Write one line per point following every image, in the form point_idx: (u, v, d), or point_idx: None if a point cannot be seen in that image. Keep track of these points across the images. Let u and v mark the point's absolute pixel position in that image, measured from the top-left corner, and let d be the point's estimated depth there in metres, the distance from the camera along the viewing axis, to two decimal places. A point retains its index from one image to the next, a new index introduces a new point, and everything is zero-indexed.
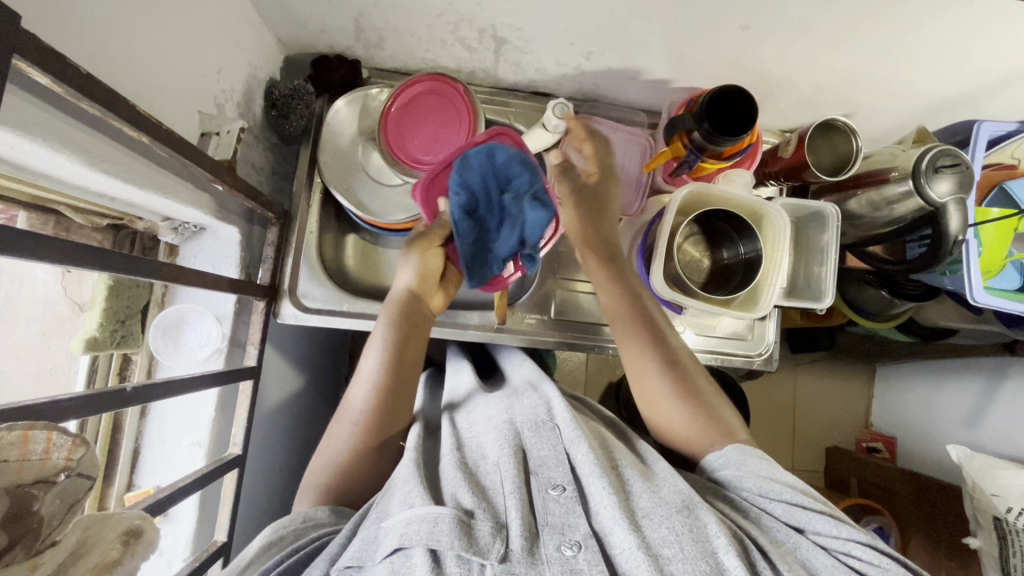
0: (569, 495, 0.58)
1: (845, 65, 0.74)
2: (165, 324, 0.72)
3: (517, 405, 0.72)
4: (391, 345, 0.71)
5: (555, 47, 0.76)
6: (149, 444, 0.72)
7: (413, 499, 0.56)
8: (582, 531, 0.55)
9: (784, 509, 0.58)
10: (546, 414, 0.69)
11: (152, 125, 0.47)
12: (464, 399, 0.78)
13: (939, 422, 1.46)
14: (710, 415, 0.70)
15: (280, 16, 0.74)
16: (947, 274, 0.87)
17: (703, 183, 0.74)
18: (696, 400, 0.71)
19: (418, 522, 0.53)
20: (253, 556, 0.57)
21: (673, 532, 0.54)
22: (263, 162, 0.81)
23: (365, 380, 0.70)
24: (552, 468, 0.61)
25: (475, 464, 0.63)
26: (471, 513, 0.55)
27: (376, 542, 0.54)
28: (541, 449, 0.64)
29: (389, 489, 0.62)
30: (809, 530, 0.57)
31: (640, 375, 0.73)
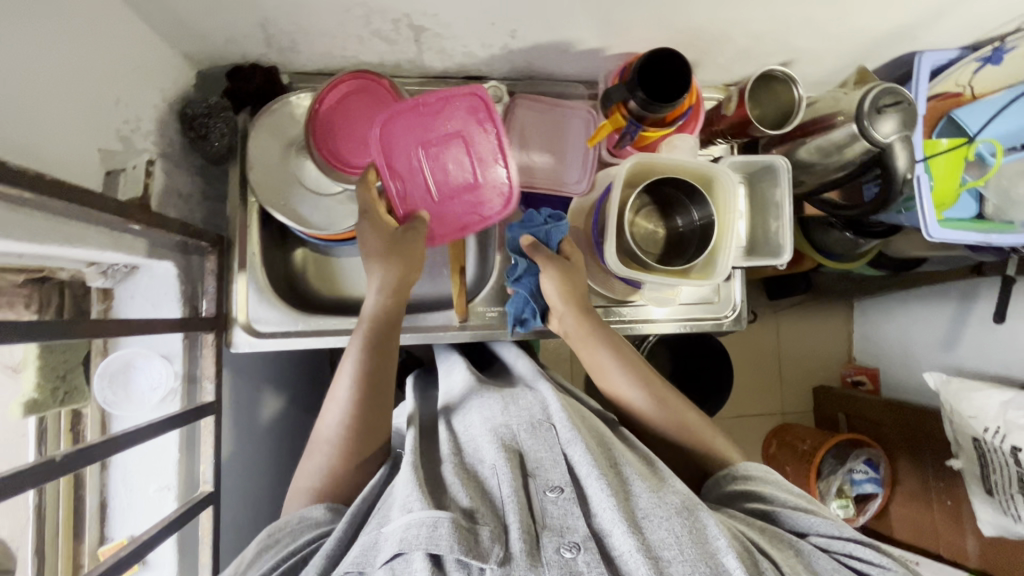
0: (568, 496, 0.58)
1: (778, 12, 0.71)
2: (112, 369, 0.69)
3: (515, 407, 0.70)
4: (370, 342, 0.70)
5: (477, 29, 0.72)
6: (116, 494, 0.70)
7: (412, 504, 0.55)
8: (581, 532, 0.54)
9: (789, 512, 0.61)
10: (543, 414, 0.69)
11: (33, 178, 0.43)
12: (460, 401, 0.76)
13: (919, 349, 1.49)
14: (670, 411, 0.74)
15: (180, 33, 0.69)
16: (903, 212, 0.86)
17: (645, 154, 0.73)
18: (679, 421, 0.74)
19: (418, 527, 0.52)
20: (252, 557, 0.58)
21: (673, 534, 0.54)
22: (190, 188, 0.77)
23: (345, 379, 0.69)
24: (550, 469, 0.61)
25: (475, 468, 0.62)
26: (475, 517, 0.55)
27: (376, 548, 0.53)
28: (539, 451, 0.63)
29: (388, 497, 0.60)
30: (811, 533, 0.60)
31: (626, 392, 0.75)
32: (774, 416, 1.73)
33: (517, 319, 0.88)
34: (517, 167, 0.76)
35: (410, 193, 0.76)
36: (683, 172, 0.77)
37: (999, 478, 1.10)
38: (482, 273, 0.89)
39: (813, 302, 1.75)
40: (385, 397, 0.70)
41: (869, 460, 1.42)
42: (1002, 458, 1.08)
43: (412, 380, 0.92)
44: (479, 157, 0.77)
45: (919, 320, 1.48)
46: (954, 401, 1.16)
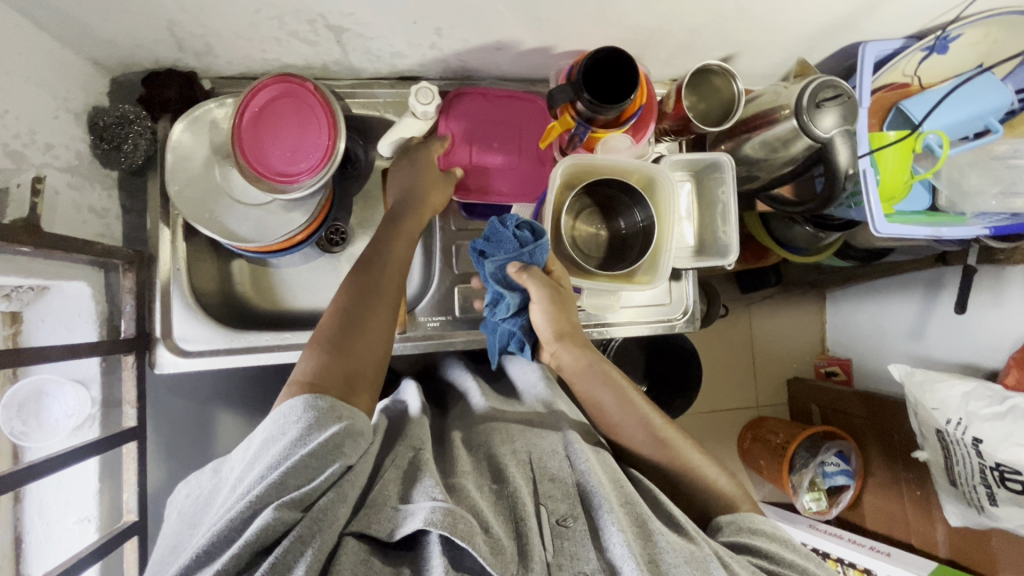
0: (579, 529, 0.56)
1: (712, 5, 0.68)
2: (20, 399, 0.65)
3: (533, 437, 0.67)
4: (359, 291, 0.67)
5: (400, 29, 0.69)
6: (31, 529, 0.66)
7: (435, 492, 0.52)
8: (592, 565, 0.53)
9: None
10: (559, 446, 0.65)
11: None
12: (477, 416, 0.74)
13: (887, 339, 1.48)
14: (665, 445, 0.70)
15: (81, 40, 0.65)
16: (853, 207, 0.85)
17: (581, 157, 0.70)
18: (681, 462, 0.69)
19: (440, 514, 0.49)
20: (257, 455, 0.53)
21: None
22: (106, 203, 0.73)
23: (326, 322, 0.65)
24: (559, 499, 0.59)
25: (497, 482, 0.59)
26: (493, 531, 0.52)
27: (394, 519, 0.51)
28: (553, 478, 0.61)
29: (405, 472, 0.57)
30: None
31: (625, 424, 0.71)
32: (749, 410, 1.72)
33: (462, 328, 0.85)
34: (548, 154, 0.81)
35: (451, 156, 0.81)
36: (625, 173, 0.75)
37: (961, 470, 1.09)
38: (425, 281, 0.86)
39: (784, 294, 1.74)
40: (371, 329, 0.65)
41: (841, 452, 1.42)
42: (963, 449, 1.07)
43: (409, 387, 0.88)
44: (519, 139, 0.81)
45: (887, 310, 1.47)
46: (918, 393, 1.14)
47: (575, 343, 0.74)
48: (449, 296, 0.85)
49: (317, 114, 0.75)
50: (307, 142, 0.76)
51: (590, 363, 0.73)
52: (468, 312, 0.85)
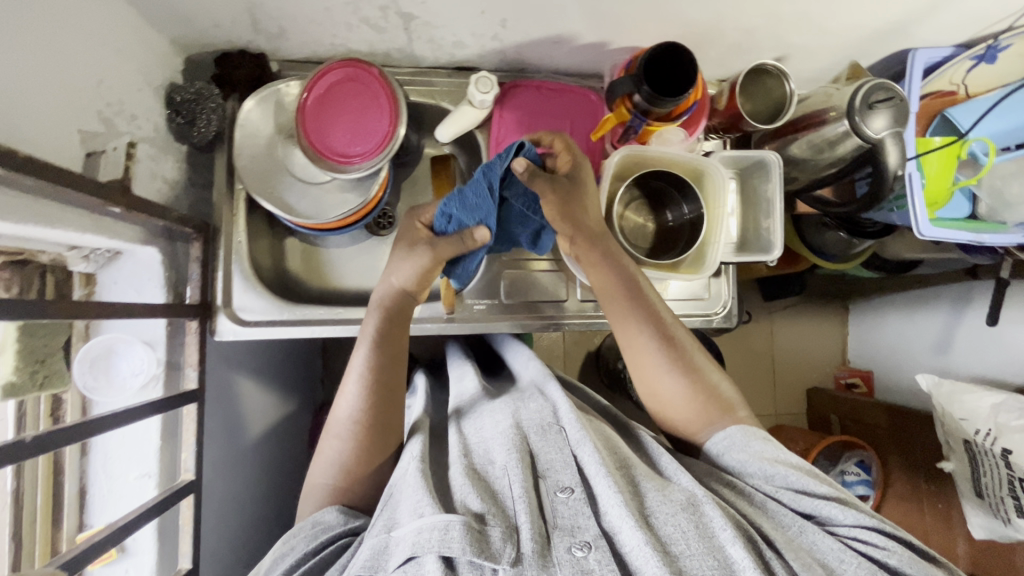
0: (578, 497, 0.58)
1: (769, 6, 0.70)
2: (93, 355, 0.69)
3: (523, 410, 0.70)
4: (378, 339, 0.71)
5: (466, 18, 0.72)
6: (95, 482, 0.69)
7: (422, 508, 0.54)
8: (591, 531, 0.54)
9: (790, 497, 0.60)
10: (552, 417, 0.68)
11: (7, 156, 0.43)
12: (470, 406, 0.76)
13: (914, 352, 1.46)
14: (707, 392, 0.70)
15: (166, 18, 0.68)
16: (895, 210, 0.86)
17: (636, 148, 0.72)
18: (692, 373, 0.70)
19: (430, 531, 0.52)
20: (269, 565, 0.59)
21: (680, 529, 0.54)
22: (176, 174, 0.76)
23: (353, 386, 0.70)
24: (560, 470, 0.61)
25: (484, 468, 0.62)
26: (484, 517, 0.54)
27: (387, 552, 0.53)
28: (549, 453, 0.63)
29: (394, 498, 0.61)
30: (818, 516, 0.59)
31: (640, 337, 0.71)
32: (768, 417, 1.72)
33: (505, 312, 0.87)
34: (597, 147, 0.84)
35: (502, 144, 0.83)
36: (675, 167, 0.78)
37: (989, 481, 1.09)
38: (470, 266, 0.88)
39: (807, 304, 1.74)
40: (394, 398, 0.71)
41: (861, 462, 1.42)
42: (992, 460, 1.07)
43: (422, 382, 0.92)
44: (569, 133, 0.84)
45: (911, 325, 1.47)
46: (946, 403, 1.15)
47: (594, 244, 0.71)
48: (494, 281, 0.88)
49: (386, 109, 0.78)
50: (371, 131, 0.79)
51: (608, 260, 0.71)
52: (512, 297, 0.87)
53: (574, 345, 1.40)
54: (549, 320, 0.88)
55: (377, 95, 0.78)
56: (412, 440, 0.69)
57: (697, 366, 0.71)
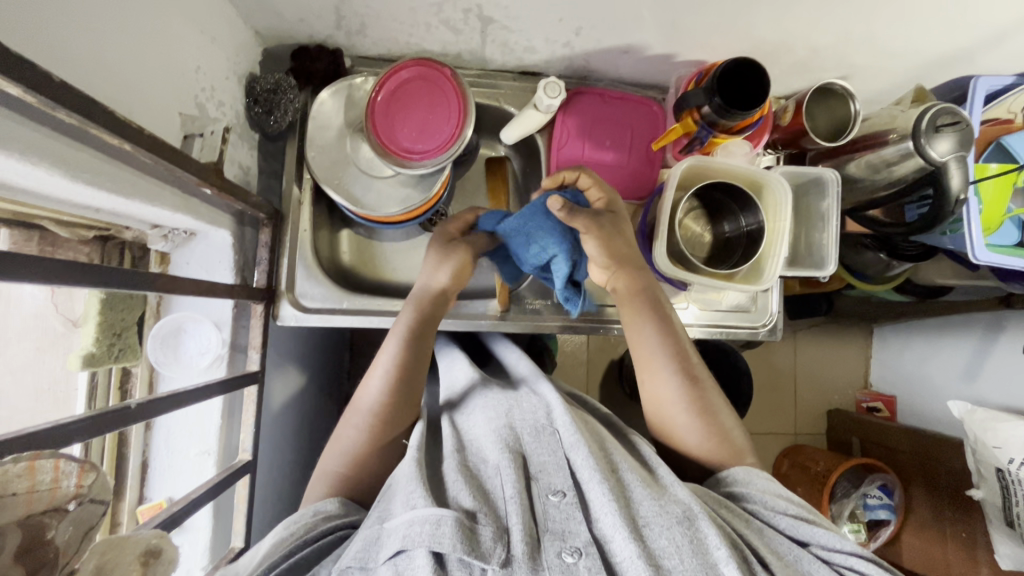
0: (570, 501, 0.57)
1: (841, 26, 0.72)
2: (165, 333, 0.70)
3: (517, 409, 0.68)
4: (410, 334, 0.71)
5: (544, 25, 0.74)
6: (157, 456, 0.71)
7: (415, 500, 0.54)
8: (582, 538, 0.53)
9: (790, 522, 0.59)
10: (546, 418, 0.66)
11: (132, 131, 0.45)
12: (463, 397, 0.74)
13: (936, 378, 1.46)
14: (715, 430, 0.69)
15: (255, 9, 0.70)
16: (948, 234, 0.87)
17: (701, 157, 0.74)
18: (710, 416, 0.69)
19: (421, 525, 0.51)
20: (264, 554, 0.55)
21: (674, 543, 0.53)
22: (249, 161, 0.78)
23: (380, 372, 0.69)
24: (553, 473, 0.59)
25: (476, 467, 0.61)
26: (475, 516, 0.53)
27: (378, 543, 0.53)
28: (541, 454, 0.62)
29: (390, 489, 0.60)
30: (811, 543, 0.58)
31: (660, 372, 0.71)
32: (787, 437, 1.68)
33: (557, 313, 0.89)
34: (655, 156, 0.85)
35: (563, 148, 0.85)
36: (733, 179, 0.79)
37: (1022, 511, 1.07)
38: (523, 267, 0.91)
39: (830, 325, 1.71)
40: (417, 391, 0.70)
41: (884, 485, 1.37)
42: None
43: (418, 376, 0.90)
44: (630, 141, 0.85)
45: (939, 352, 1.45)
46: (979, 431, 1.13)
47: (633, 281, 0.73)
48: (547, 283, 0.89)
49: (455, 109, 0.79)
50: (438, 130, 0.80)
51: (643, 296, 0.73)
52: (564, 298, 0.89)
53: (598, 351, 1.41)
54: (598, 323, 0.89)
55: (449, 96, 0.79)
56: (414, 427, 0.69)
57: (715, 409, 0.70)
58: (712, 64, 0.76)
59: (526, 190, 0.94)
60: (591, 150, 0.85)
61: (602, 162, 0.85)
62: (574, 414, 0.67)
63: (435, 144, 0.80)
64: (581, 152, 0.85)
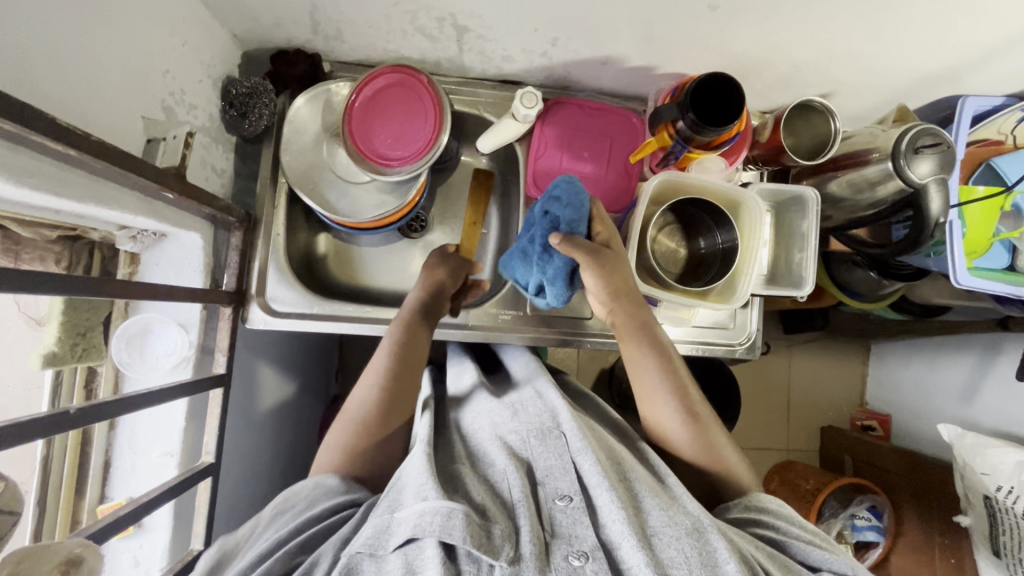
0: (576, 506, 0.55)
1: (820, 43, 0.71)
2: (130, 332, 0.70)
3: (522, 413, 0.67)
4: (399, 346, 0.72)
5: (519, 35, 0.73)
6: (120, 456, 0.71)
7: (426, 492, 0.53)
8: (589, 542, 0.52)
9: (801, 547, 0.58)
10: (552, 421, 0.64)
11: (78, 137, 0.45)
12: (467, 397, 0.77)
13: (933, 401, 1.41)
14: (714, 456, 0.68)
15: (231, 13, 0.71)
16: (931, 256, 0.84)
17: (674, 173, 0.73)
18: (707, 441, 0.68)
19: (432, 515, 0.50)
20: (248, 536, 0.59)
21: (682, 554, 0.51)
22: (224, 164, 0.79)
23: (374, 370, 0.71)
24: (559, 477, 0.58)
25: (485, 471, 0.60)
26: (488, 515, 0.53)
27: (388, 532, 0.51)
28: (547, 458, 0.60)
29: (399, 481, 0.58)
30: (824, 570, 0.56)
31: (657, 405, 0.69)
32: (779, 452, 1.66)
33: (531, 325, 0.88)
34: (633, 169, 0.84)
35: (541, 158, 0.84)
36: (712, 195, 0.78)
37: (1008, 541, 1.03)
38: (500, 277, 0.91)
39: (826, 341, 1.68)
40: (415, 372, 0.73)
41: (873, 507, 1.32)
42: (1013, 519, 1.02)
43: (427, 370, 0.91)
44: (609, 153, 0.85)
45: (933, 373, 1.42)
46: (968, 456, 1.10)
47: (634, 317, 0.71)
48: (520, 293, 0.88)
49: (434, 117, 0.79)
50: (415, 138, 0.80)
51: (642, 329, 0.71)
52: (538, 310, 0.88)
53: (586, 360, 1.40)
54: (571, 336, 0.88)
55: (427, 103, 0.79)
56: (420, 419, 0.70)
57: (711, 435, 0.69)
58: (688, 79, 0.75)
59: (506, 200, 0.93)
60: (567, 161, 0.84)
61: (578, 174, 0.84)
62: (581, 419, 0.65)
63: (413, 152, 0.80)
64: (559, 163, 0.84)
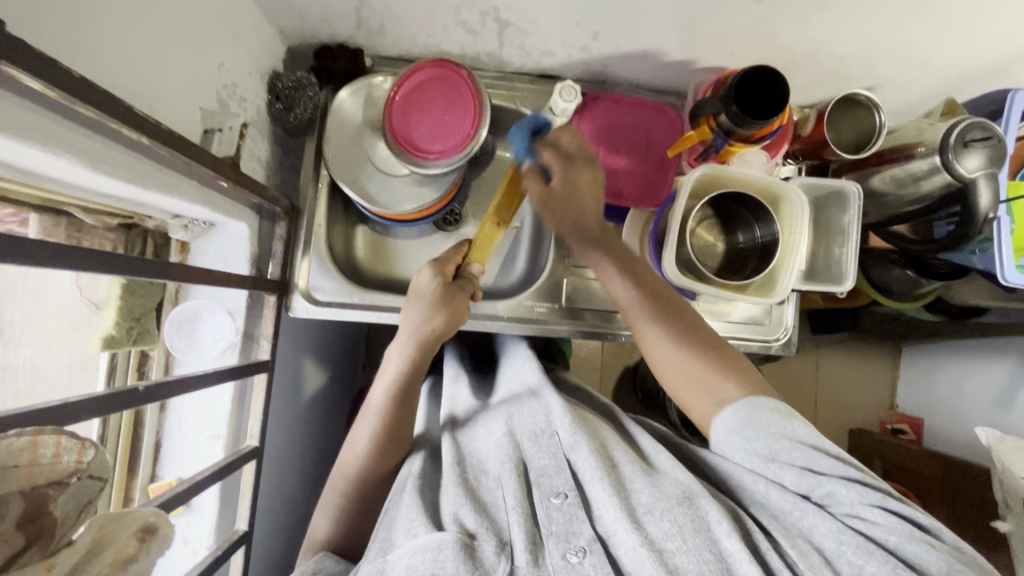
0: (572, 502, 0.56)
1: (867, 36, 0.70)
2: (182, 318, 0.73)
3: (517, 417, 0.68)
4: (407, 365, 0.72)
5: (561, 29, 0.74)
6: (170, 436, 0.74)
7: (415, 529, 0.53)
8: (586, 536, 0.53)
9: (795, 474, 0.54)
10: (545, 423, 0.65)
11: (150, 125, 0.47)
12: (468, 416, 0.73)
13: (968, 404, 1.38)
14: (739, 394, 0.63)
15: (280, 8, 0.72)
16: (976, 253, 0.83)
17: (715, 167, 0.73)
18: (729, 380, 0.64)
19: (422, 552, 0.50)
20: None
21: (676, 525, 0.51)
22: (269, 156, 0.81)
23: (383, 384, 0.72)
24: (553, 476, 0.58)
25: (476, 480, 0.60)
26: (477, 534, 0.53)
27: (384, 575, 0.51)
28: (540, 459, 0.61)
29: (389, 514, 0.59)
30: (817, 495, 0.53)
31: (665, 358, 0.69)
32: None
33: (564, 317, 0.89)
34: (672, 163, 0.84)
35: None
36: (750, 188, 0.78)
37: None
38: (535, 271, 0.91)
39: (857, 341, 1.65)
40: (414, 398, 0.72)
41: None
42: None
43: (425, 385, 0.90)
44: (646, 148, 0.85)
45: (970, 375, 1.39)
46: (1007, 459, 1.06)
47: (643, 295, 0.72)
48: (555, 286, 0.89)
49: (475, 111, 0.79)
50: (454, 132, 0.80)
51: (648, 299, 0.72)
52: (572, 302, 0.89)
53: (612, 357, 1.40)
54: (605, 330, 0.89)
55: (467, 96, 0.79)
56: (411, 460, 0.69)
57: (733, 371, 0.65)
58: (731, 72, 0.75)
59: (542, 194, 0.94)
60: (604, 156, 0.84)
61: (615, 169, 0.84)
62: (575, 413, 0.65)
63: (453, 145, 0.80)
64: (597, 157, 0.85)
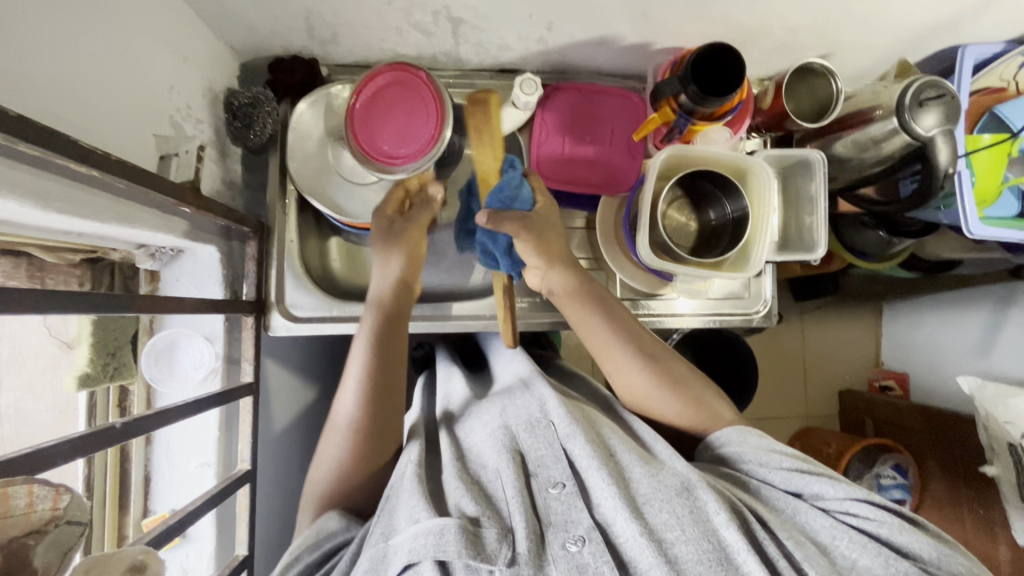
0: (570, 491, 0.56)
1: (816, 5, 0.71)
2: (158, 348, 0.72)
3: (511, 409, 0.67)
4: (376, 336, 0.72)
5: (515, 23, 0.73)
6: (159, 470, 0.73)
7: (417, 514, 0.53)
8: (585, 525, 0.52)
9: (784, 478, 0.56)
10: (540, 412, 0.64)
11: (99, 157, 0.46)
12: (462, 410, 0.73)
13: (947, 354, 1.42)
14: (695, 400, 0.69)
15: (227, 25, 0.71)
16: (941, 209, 0.84)
17: (682, 148, 0.74)
18: (683, 388, 0.69)
19: (426, 536, 0.50)
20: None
21: (674, 516, 0.52)
22: (232, 176, 0.80)
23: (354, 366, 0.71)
24: (551, 465, 0.58)
25: (477, 473, 0.60)
26: (478, 520, 0.53)
27: (386, 561, 0.52)
28: (539, 449, 0.60)
29: (390, 502, 0.59)
30: (808, 493, 0.56)
31: (625, 363, 0.71)
32: (799, 419, 1.66)
33: (546, 310, 0.89)
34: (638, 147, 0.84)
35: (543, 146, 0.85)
36: (718, 165, 0.78)
37: None
38: None
39: (838, 305, 1.68)
40: (393, 394, 0.72)
41: (897, 466, 1.31)
42: None
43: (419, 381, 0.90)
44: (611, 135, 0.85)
45: (947, 327, 1.42)
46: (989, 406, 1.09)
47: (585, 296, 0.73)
48: None
49: (439, 111, 0.78)
50: (419, 133, 0.79)
51: (580, 286, 0.74)
52: None
53: None
54: None
55: (428, 96, 0.78)
56: (409, 448, 0.66)
57: (682, 377, 0.70)
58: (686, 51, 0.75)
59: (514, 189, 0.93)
60: (571, 146, 0.84)
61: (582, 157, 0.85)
62: (572, 406, 0.65)
63: (422, 146, 0.79)
64: (564, 148, 0.85)
